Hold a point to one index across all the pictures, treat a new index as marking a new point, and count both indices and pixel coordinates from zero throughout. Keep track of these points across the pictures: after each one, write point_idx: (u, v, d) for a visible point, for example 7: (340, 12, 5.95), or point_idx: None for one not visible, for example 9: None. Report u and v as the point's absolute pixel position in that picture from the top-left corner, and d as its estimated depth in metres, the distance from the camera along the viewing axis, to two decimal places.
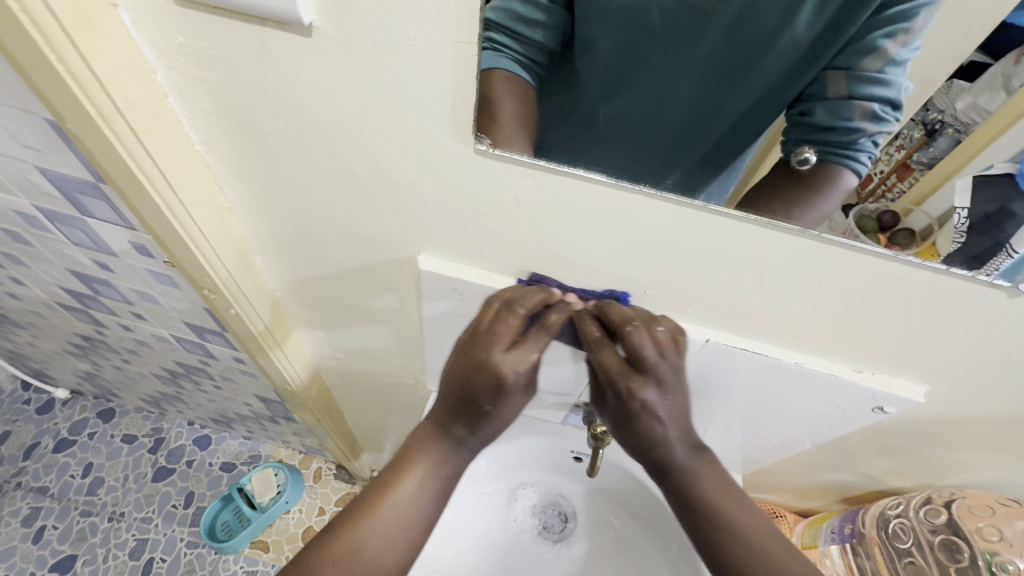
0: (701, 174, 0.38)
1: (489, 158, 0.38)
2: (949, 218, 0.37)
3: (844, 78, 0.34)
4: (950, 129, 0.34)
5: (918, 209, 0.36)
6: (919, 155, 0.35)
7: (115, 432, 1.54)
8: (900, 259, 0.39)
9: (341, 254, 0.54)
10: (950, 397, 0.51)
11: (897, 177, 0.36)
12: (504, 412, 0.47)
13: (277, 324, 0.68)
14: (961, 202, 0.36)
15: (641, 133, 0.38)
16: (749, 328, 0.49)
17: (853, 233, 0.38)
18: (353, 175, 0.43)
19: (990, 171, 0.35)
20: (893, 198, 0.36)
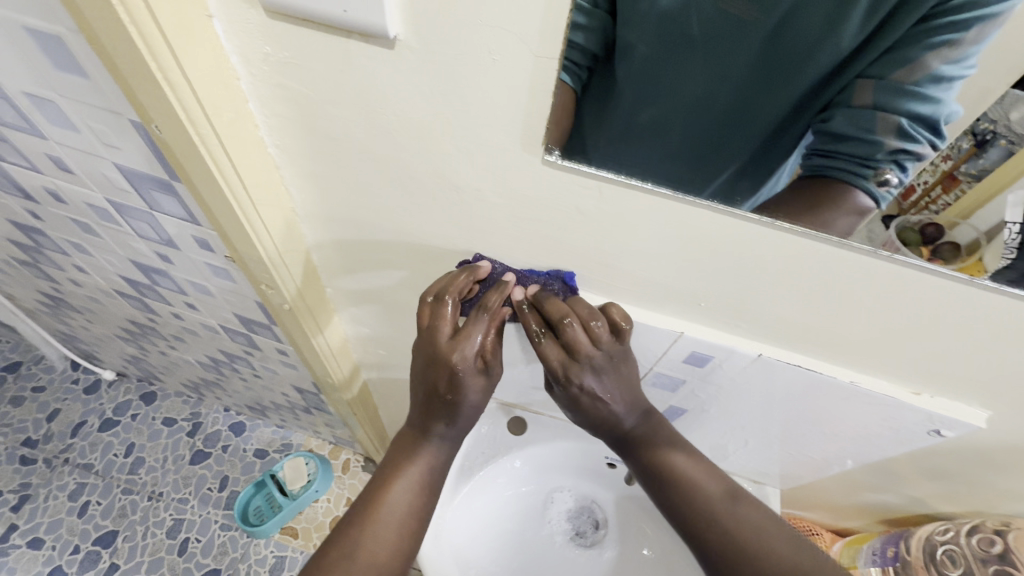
0: (744, 179, 0.39)
1: (556, 169, 0.38)
2: (1000, 232, 0.36)
3: (873, 88, 0.36)
4: (1001, 139, 0.33)
5: (964, 222, 0.36)
6: (967, 165, 0.35)
7: (156, 414, 1.61)
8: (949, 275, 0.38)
9: (395, 255, 0.55)
10: (1012, 423, 0.49)
11: (942, 188, 0.36)
12: (464, 395, 0.52)
13: (325, 320, 0.70)
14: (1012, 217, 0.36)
15: (682, 131, 0.39)
16: (804, 345, 0.48)
17: (893, 244, 0.38)
18: (417, 181, 0.44)
19: None
20: (937, 209, 0.36)
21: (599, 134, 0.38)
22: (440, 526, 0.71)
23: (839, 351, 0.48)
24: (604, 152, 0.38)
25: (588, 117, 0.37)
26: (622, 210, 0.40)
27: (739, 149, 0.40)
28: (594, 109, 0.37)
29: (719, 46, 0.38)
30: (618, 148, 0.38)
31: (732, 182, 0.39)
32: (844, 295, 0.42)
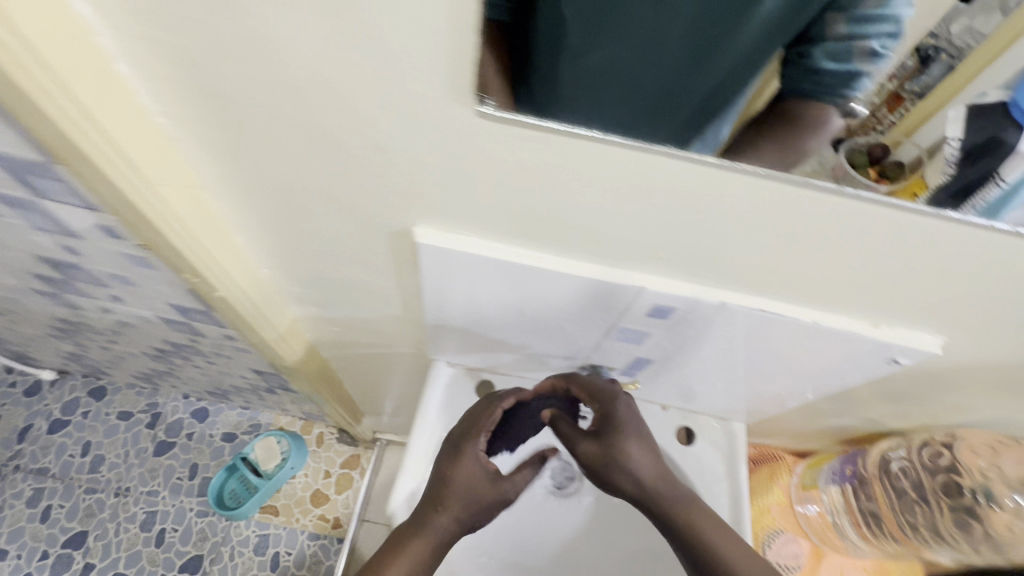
0: (693, 125, 0.36)
1: (493, 121, 0.33)
2: (940, 147, 0.38)
3: (844, 19, 0.35)
4: (943, 55, 0.38)
5: (907, 140, 0.38)
6: (911, 83, 0.39)
7: (109, 409, 1.52)
8: (892, 203, 0.35)
9: (330, 227, 0.50)
10: (964, 345, 0.50)
11: (888, 108, 0.40)
12: (467, 485, 0.60)
13: (266, 302, 0.65)
14: (952, 133, 0.37)
15: (626, 83, 0.36)
16: (768, 289, 0.47)
17: (842, 168, 0.36)
18: (338, 144, 0.39)
19: (985, 98, 0.37)
20: (884, 128, 0.39)
21: (537, 87, 0.34)
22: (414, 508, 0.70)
23: (804, 293, 0.46)
24: (551, 104, 0.34)
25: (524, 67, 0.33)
26: (572, 164, 0.36)
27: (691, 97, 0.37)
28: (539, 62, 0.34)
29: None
30: (559, 100, 0.34)
31: (694, 129, 0.36)
32: (811, 238, 0.39)
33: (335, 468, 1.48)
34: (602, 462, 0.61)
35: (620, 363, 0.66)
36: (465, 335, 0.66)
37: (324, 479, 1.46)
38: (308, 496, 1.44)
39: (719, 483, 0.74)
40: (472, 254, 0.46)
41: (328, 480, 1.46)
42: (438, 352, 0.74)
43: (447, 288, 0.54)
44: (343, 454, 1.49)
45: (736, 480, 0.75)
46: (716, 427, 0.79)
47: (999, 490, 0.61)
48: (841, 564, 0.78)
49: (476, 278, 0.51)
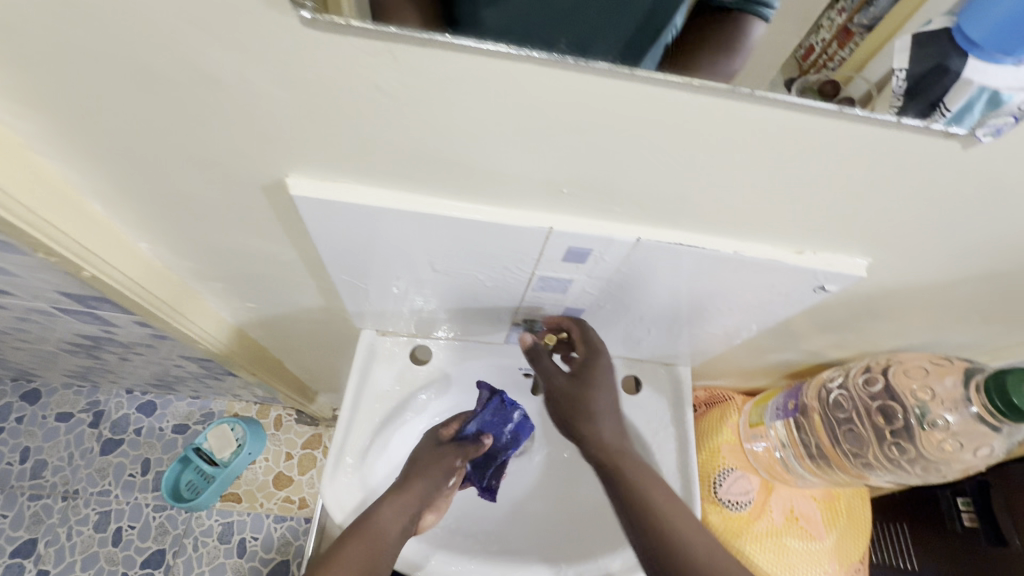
0: (614, 38, 0.30)
1: (327, 32, 0.28)
2: (888, 81, 0.32)
3: None
4: None
5: (857, 76, 0.33)
6: (860, 17, 0.34)
7: (47, 412, 1.44)
8: (810, 107, 0.31)
9: (197, 186, 0.43)
10: (893, 266, 0.48)
11: (838, 44, 0.34)
12: (428, 469, 0.65)
13: (157, 281, 0.58)
14: (900, 63, 0.31)
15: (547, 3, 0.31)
16: (686, 221, 0.43)
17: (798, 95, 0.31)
18: (163, 81, 0.32)
19: (928, 29, 0.31)
20: (834, 66, 0.33)
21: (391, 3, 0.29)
22: (359, 490, 0.65)
23: (723, 221, 0.43)
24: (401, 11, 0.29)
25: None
26: (434, 83, 0.31)
27: (619, 11, 0.31)
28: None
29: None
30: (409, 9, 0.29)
31: (637, 42, 0.30)
32: (717, 155, 0.36)
33: (297, 450, 1.43)
34: (574, 403, 0.62)
35: (553, 316, 0.63)
36: (385, 299, 0.62)
37: (285, 462, 1.42)
38: (271, 480, 1.40)
39: (666, 430, 0.73)
40: (359, 206, 0.41)
41: (290, 462, 1.42)
42: (366, 319, 0.69)
43: (346, 244, 0.48)
44: (304, 435, 1.45)
45: (683, 424, 0.74)
46: (660, 372, 0.78)
47: (935, 411, 0.59)
48: (789, 494, 0.79)
49: (374, 232, 0.46)
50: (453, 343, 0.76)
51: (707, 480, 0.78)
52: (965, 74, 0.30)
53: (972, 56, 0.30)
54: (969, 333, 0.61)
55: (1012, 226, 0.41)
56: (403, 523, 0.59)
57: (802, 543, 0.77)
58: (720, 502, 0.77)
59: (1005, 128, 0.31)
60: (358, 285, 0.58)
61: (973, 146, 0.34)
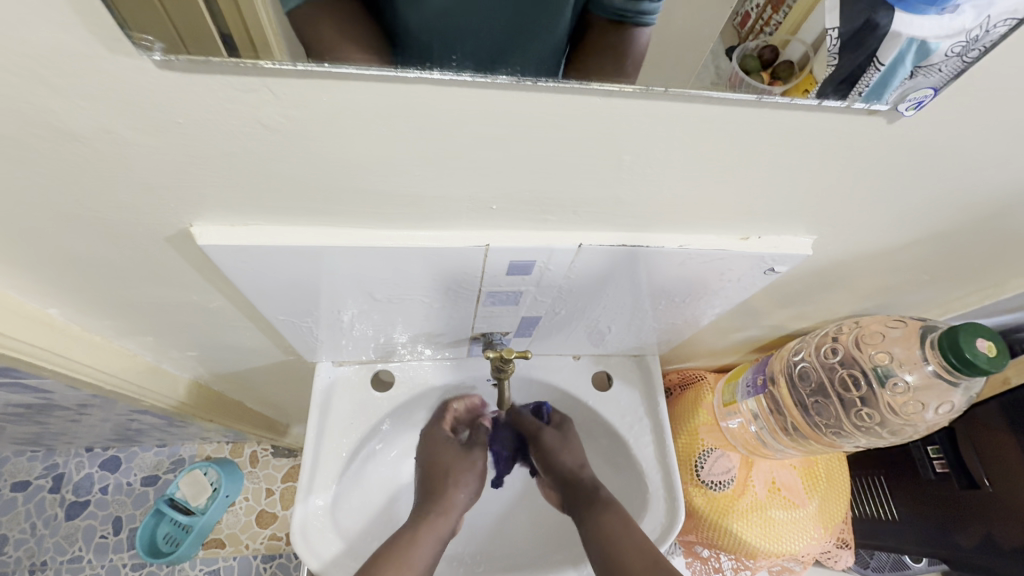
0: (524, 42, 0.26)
1: (189, 71, 0.25)
2: (823, 41, 0.28)
3: None
4: None
5: (794, 40, 0.29)
6: None
7: (1, 483, 1.35)
8: (732, 100, 0.30)
9: (89, 245, 0.39)
10: (838, 239, 0.48)
11: (772, 9, 0.28)
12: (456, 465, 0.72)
13: (75, 346, 0.54)
14: (832, 21, 0.28)
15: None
16: (624, 222, 0.42)
17: (740, 79, 0.29)
18: (14, 141, 0.28)
19: None
20: (771, 31, 0.28)
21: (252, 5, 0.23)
22: (330, 529, 0.62)
23: (665, 216, 0.41)
24: (263, 22, 0.24)
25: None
26: (326, 114, 0.28)
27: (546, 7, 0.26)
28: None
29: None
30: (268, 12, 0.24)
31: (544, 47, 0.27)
32: (645, 154, 0.34)
33: (277, 484, 1.38)
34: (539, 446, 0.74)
35: (510, 326, 0.61)
36: (331, 332, 0.58)
37: (267, 499, 1.37)
38: (253, 520, 1.35)
39: (641, 422, 0.73)
40: (273, 246, 0.38)
41: (272, 498, 1.37)
42: (319, 353, 0.66)
43: (276, 283, 0.45)
44: (283, 468, 1.39)
45: (657, 412, 0.73)
46: (629, 363, 0.77)
47: (895, 373, 0.59)
48: (769, 466, 0.79)
49: (300, 270, 0.42)
50: (415, 363, 0.73)
51: (688, 463, 0.78)
52: (892, 28, 0.28)
53: (900, 6, 0.27)
54: (921, 291, 0.62)
55: (952, 188, 0.41)
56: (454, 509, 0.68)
57: (786, 513, 0.78)
58: (703, 484, 0.77)
59: (925, 99, 0.31)
60: (298, 321, 0.54)
61: (897, 121, 0.33)
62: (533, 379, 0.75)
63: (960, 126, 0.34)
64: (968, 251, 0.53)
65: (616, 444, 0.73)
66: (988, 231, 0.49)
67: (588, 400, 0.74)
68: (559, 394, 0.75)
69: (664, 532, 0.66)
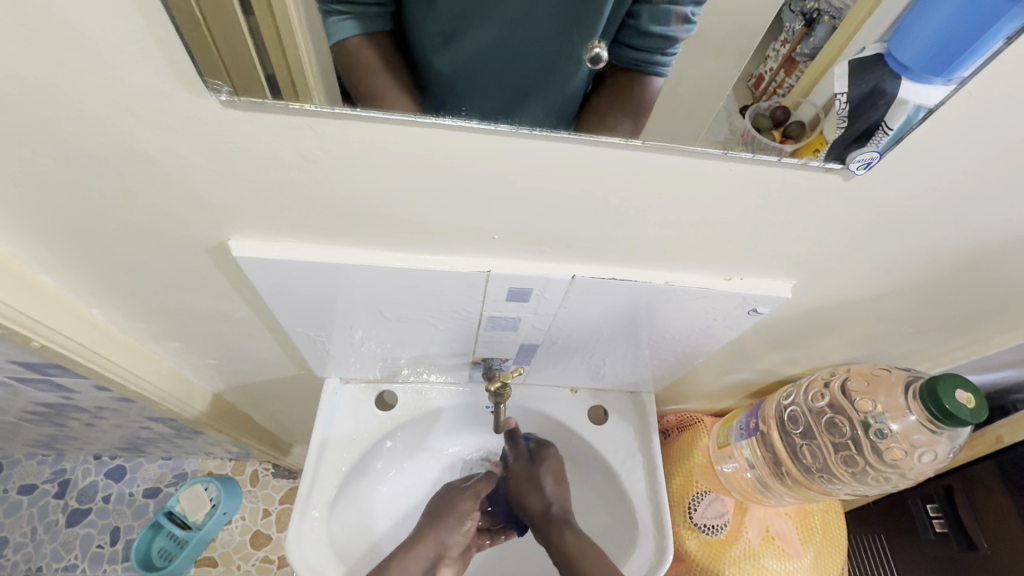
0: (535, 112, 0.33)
1: (244, 110, 0.30)
2: (832, 105, 0.35)
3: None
4: (825, 18, 0.36)
5: (805, 102, 0.36)
6: (801, 46, 0.36)
7: (9, 485, 1.38)
8: (704, 154, 0.35)
9: (140, 252, 0.44)
10: (818, 285, 0.51)
11: (785, 72, 0.37)
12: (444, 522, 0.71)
13: (108, 344, 0.58)
14: (841, 87, 0.34)
15: (478, 79, 0.33)
16: (615, 257, 0.46)
17: (751, 135, 0.36)
18: (96, 157, 0.34)
19: (863, 55, 0.34)
20: (784, 92, 0.37)
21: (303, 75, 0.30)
22: (325, 542, 0.64)
23: (652, 254, 0.45)
24: (309, 79, 0.30)
25: (284, 46, 0.29)
26: (354, 149, 0.33)
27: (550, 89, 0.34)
28: (348, 26, 0.31)
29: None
30: (314, 73, 0.30)
31: (567, 102, 0.34)
32: (630, 198, 0.38)
33: (274, 505, 1.38)
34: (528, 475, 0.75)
35: (510, 353, 0.64)
36: (342, 348, 0.62)
37: (263, 519, 1.37)
38: (248, 540, 1.35)
39: (634, 457, 0.74)
40: (297, 260, 0.43)
41: (268, 519, 1.37)
42: (330, 369, 0.70)
43: (297, 297, 0.49)
44: (282, 489, 1.40)
45: (650, 449, 0.74)
46: (625, 400, 0.79)
47: (880, 420, 0.62)
48: (764, 514, 0.78)
49: (319, 285, 0.47)
50: (418, 386, 0.76)
51: (681, 507, 0.79)
52: (899, 95, 0.32)
53: (904, 77, 0.32)
54: (909, 343, 0.64)
55: (919, 243, 0.45)
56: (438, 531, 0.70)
57: (779, 563, 0.76)
58: (695, 527, 0.77)
59: (873, 161, 0.35)
60: (312, 334, 0.58)
61: (853, 178, 0.37)
62: (530, 410, 0.77)
63: (919, 187, 0.38)
64: (948, 304, 0.55)
65: (609, 479, 0.74)
66: (962, 286, 0.52)
67: (584, 434, 0.76)
68: (555, 426, 0.77)
69: (652, 569, 0.66)
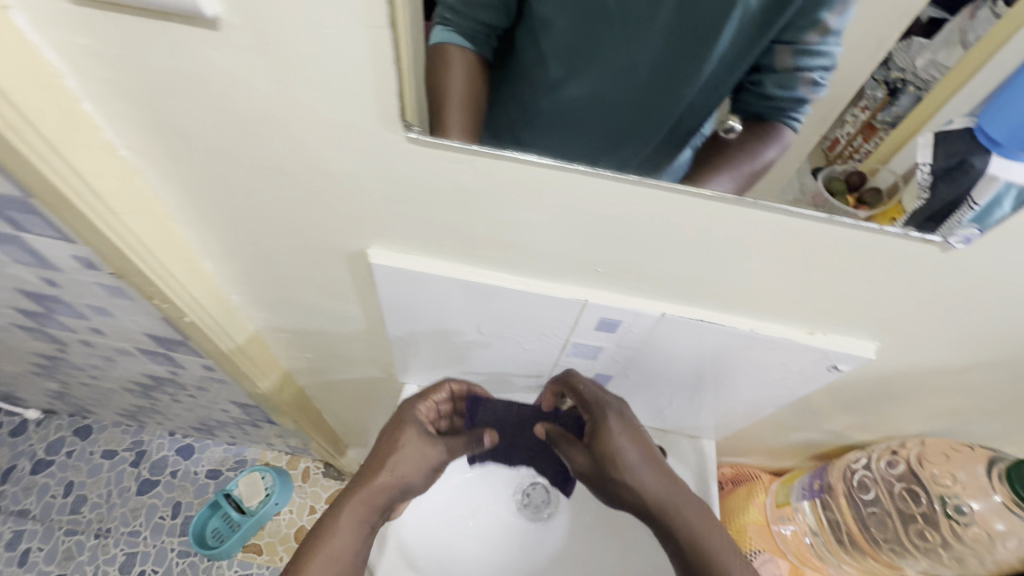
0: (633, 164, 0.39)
1: (424, 146, 0.37)
2: (913, 174, 0.38)
3: (788, 52, 0.39)
4: (910, 87, 0.38)
5: (883, 168, 0.39)
6: (883, 114, 0.39)
7: (94, 448, 1.51)
8: (802, 215, 0.38)
9: (289, 251, 0.52)
10: (901, 350, 0.52)
11: (863, 138, 0.40)
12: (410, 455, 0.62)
13: (235, 326, 0.66)
14: (923, 157, 0.38)
15: (573, 133, 0.40)
16: (704, 300, 0.49)
17: (822, 196, 0.39)
18: (289, 171, 0.41)
19: (950, 126, 0.37)
20: (859, 158, 0.40)
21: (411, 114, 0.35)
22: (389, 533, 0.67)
23: (739, 302, 0.49)
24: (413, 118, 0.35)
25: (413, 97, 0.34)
26: (498, 182, 0.39)
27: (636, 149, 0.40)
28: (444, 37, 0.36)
29: (637, 23, 0.40)
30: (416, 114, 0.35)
31: (656, 159, 0.39)
32: (729, 248, 0.42)
33: (321, 503, 1.45)
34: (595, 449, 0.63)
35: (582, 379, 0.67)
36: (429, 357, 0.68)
37: (309, 515, 1.43)
38: (293, 534, 1.40)
39: None
40: (420, 272, 0.49)
41: (314, 516, 1.43)
42: (413, 375, 0.75)
43: (408, 305, 0.55)
44: (330, 489, 1.47)
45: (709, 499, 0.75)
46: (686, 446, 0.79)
47: (958, 497, 0.61)
48: None
49: (431, 296, 0.53)
50: None
51: None
52: (988, 170, 0.35)
53: (996, 153, 0.35)
54: (993, 423, 0.62)
55: (1013, 318, 0.45)
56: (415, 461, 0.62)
57: None
58: None
59: (972, 236, 0.38)
60: (407, 340, 0.64)
61: (950, 251, 0.39)
62: None
63: (1016, 266, 0.40)
64: None
65: None
66: None
67: None
68: None
69: None
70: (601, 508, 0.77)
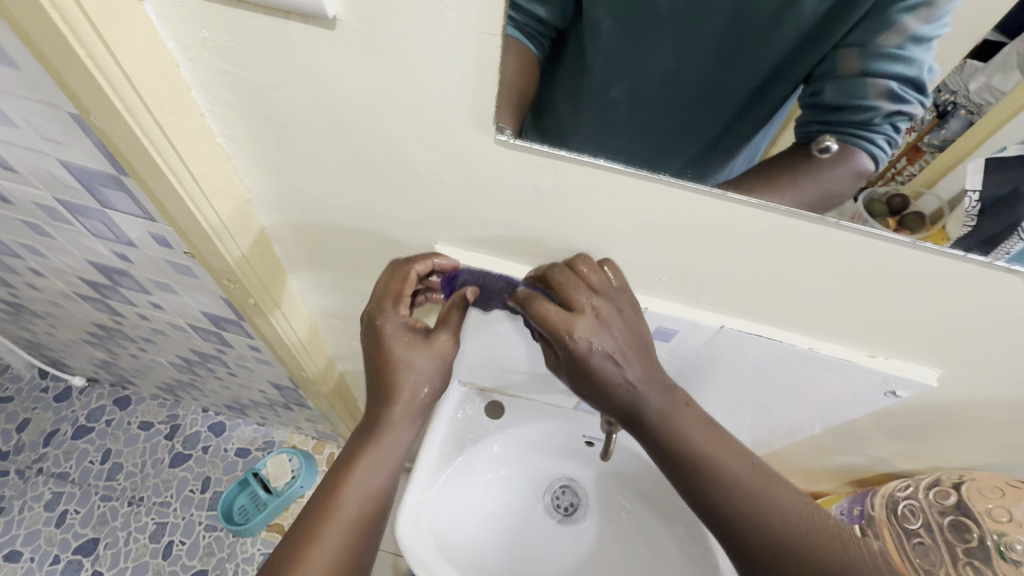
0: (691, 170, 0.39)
1: (510, 148, 0.38)
2: (961, 201, 0.38)
3: (856, 59, 0.36)
4: (961, 112, 0.38)
5: (929, 192, 0.39)
6: (931, 136, 0.39)
7: (132, 418, 1.57)
8: (878, 237, 0.38)
9: (356, 242, 0.54)
10: (963, 379, 0.51)
11: (908, 160, 0.39)
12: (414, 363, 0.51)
13: (292, 310, 0.68)
14: (972, 184, 0.39)
15: (626, 136, 0.39)
16: (763, 316, 0.50)
17: (861, 218, 0.38)
18: (373, 165, 0.43)
19: (1002, 153, 0.38)
20: (903, 180, 0.38)
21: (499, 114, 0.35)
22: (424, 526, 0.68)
23: (799, 320, 0.49)
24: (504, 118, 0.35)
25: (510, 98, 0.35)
26: (576, 187, 0.40)
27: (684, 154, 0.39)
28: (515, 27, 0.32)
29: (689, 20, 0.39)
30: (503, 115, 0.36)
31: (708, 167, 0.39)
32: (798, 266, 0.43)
33: None
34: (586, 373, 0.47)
35: None
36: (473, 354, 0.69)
37: None
38: None
39: None
40: (483, 270, 0.50)
41: None
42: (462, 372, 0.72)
43: None
44: None
45: None
46: None
47: (1011, 534, 0.61)
48: None
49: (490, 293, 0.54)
50: (518, 399, 0.77)
51: None
52: None
53: None
54: None
55: None
56: (421, 377, 0.51)
57: None
58: None
59: None
60: None
61: None
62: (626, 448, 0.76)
63: None
64: None
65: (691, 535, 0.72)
66: None
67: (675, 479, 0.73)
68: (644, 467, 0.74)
69: None
70: (632, 513, 0.78)
